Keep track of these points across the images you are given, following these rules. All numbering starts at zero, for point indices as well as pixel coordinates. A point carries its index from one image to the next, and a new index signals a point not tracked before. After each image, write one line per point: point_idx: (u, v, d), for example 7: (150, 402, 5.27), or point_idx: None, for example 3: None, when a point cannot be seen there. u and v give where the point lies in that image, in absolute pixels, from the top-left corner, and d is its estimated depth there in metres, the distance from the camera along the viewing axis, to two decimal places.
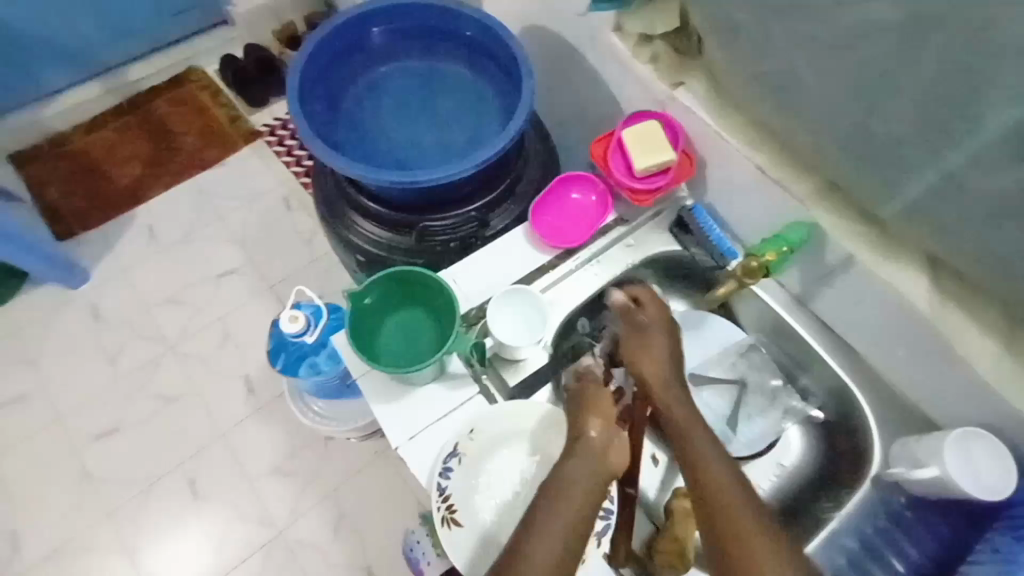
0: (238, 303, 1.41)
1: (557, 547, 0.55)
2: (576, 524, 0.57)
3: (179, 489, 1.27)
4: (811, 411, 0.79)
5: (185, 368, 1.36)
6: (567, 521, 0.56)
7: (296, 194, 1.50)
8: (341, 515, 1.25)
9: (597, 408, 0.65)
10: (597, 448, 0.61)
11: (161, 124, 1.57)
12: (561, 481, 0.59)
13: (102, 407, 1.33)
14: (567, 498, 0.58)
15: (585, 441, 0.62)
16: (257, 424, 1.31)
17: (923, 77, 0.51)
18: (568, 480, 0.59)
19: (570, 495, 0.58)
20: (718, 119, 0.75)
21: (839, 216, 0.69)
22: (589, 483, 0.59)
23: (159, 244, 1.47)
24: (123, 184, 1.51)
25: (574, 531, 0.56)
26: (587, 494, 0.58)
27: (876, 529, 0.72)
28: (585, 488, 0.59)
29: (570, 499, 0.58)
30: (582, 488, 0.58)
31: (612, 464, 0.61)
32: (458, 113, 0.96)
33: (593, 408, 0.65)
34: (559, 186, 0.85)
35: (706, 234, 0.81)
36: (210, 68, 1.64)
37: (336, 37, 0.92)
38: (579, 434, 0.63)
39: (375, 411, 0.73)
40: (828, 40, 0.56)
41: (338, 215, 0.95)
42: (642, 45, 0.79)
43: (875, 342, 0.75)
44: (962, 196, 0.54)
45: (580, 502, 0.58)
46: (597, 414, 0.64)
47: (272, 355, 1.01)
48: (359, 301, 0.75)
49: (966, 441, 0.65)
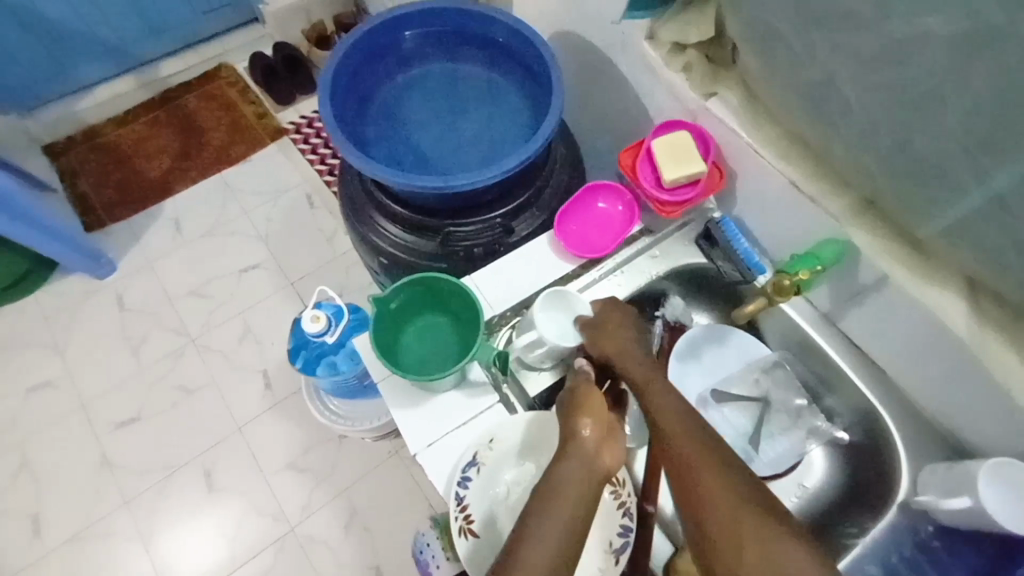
0: (259, 298, 1.42)
1: (554, 545, 0.53)
2: (568, 529, 0.54)
3: (196, 481, 1.28)
4: (836, 433, 0.77)
5: (205, 361, 1.38)
6: (559, 526, 0.54)
7: (318, 192, 1.51)
8: (353, 513, 1.25)
9: (592, 411, 0.62)
10: (591, 447, 0.59)
11: (190, 119, 1.60)
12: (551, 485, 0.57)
13: (124, 396, 1.36)
14: (560, 502, 0.55)
15: (576, 442, 0.60)
16: (274, 419, 1.32)
17: (974, 93, 0.49)
18: (561, 485, 0.56)
19: (562, 497, 0.56)
20: (751, 131, 0.73)
21: (878, 235, 0.66)
22: (581, 485, 0.57)
23: (185, 237, 1.49)
24: (152, 176, 1.54)
25: (566, 537, 0.53)
26: (579, 497, 0.56)
27: (903, 557, 0.69)
28: (579, 493, 0.56)
29: (562, 502, 0.55)
30: (574, 490, 0.56)
31: (603, 464, 0.59)
32: (486, 118, 0.96)
33: (584, 409, 0.63)
34: (586, 194, 0.84)
35: (734, 247, 0.79)
36: (240, 65, 1.66)
37: (369, 40, 0.93)
38: (571, 435, 0.61)
39: (394, 417, 0.72)
40: (873, 53, 0.55)
41: (362, 217, 0.95)
42: (675, 53, 0.77)
43: (906, 365, 0.72)
44: (1009, 218, 0.51)
45: (572, 506, 0.55)
46: (588, 414, 0.62)
47: (293, 354, 1.01)
48: (382, 305, 0.74)
49: (999, 470, 0.62)
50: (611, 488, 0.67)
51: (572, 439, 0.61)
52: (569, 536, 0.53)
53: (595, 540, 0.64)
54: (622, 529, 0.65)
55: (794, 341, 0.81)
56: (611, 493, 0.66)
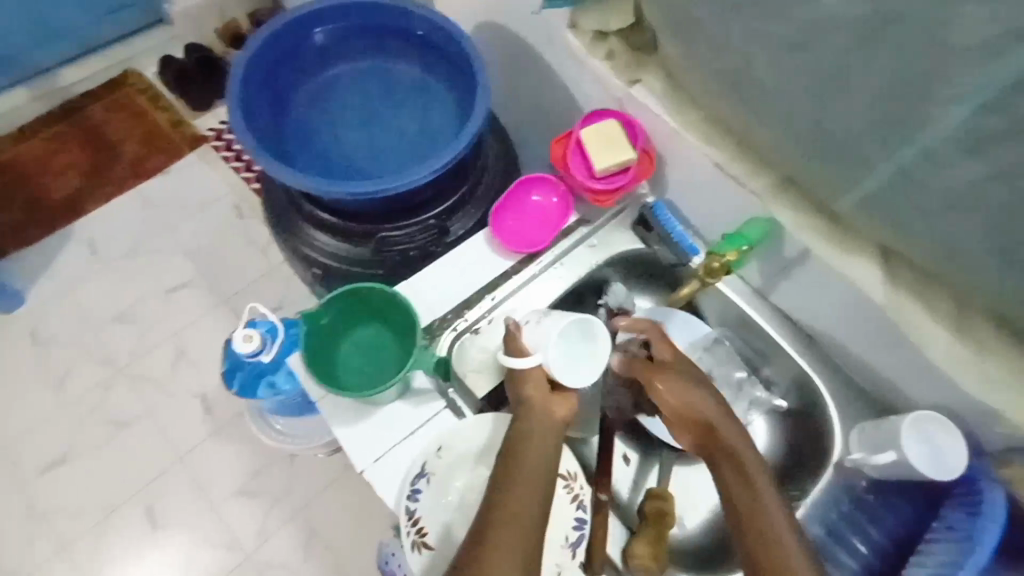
0: (192, 318, 1.34)
1: (529, 491, 0.59)
2: (537, 485, 0.60)
3: (138, 518, 1.21)
4: (775, 401, 0.80)
5: (137, 390, 1.29)
6: (529, 482, 0.60)
7: (247, 201, 1.44)
8: (312, 533, 1.21)
9: (535, 378, 0.66)
10: (543, 405, 0.65)
11: (97, 131, 1.48)
12: (513, 447, 0.62)
13: (48, 436, 1.26)
14: (527, 464, 0.61)
15: (527, 405, 0.65)
16: (219, 444, 1.26)
17: (877, 74, 0.51)
18: (522, 448, 0.62)
19: (527, 458, 0.61)
20: (676, 117, 0.74)
21: (796, 212, 0.68)
22: (541, 443, 0.62)
23: (102, 260, 1.38)
24: (59, 196, 1.42)
25: (536, 492, 0.59)
26: (543, 453, 0.62)
27: (841, 514, 0.74)
28: (540, 451, 0.62)
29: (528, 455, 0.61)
30: (535, 450, 0.62)
31: (558, 415, 0.65)
32: (413, 117, 0.94)
33: (528, 376, 0.66)
34: (520, 188, 0.83)
35: (668, 232, 0.81)
36: (148, 70, 1.54)
37: (276, 43, 0.88)
38: (519, 399, 0.66)
39: (337, 435, 0.71)
40: (784, 38, 0.56)
41: (292, 229, 0.91)
42: (597, 42, 0.76)
43: (834, 332, 0.75)
44: (915, 191, 0.55)
45: (535, 465, 0.61)
46: (533, 380, 0.66)
47: (228, 377, 0.98)
48: (314, 322, 0.73)
49: (920, 423, 0.66)
50: (563, 481, 0.67)
51: (522, 402, 0.65)
52: (540, 490, 0.59)
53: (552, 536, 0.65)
54: (576, 522, 0.66)
55: (733, 319, 0.83)
56: (564, 488, 0.67)
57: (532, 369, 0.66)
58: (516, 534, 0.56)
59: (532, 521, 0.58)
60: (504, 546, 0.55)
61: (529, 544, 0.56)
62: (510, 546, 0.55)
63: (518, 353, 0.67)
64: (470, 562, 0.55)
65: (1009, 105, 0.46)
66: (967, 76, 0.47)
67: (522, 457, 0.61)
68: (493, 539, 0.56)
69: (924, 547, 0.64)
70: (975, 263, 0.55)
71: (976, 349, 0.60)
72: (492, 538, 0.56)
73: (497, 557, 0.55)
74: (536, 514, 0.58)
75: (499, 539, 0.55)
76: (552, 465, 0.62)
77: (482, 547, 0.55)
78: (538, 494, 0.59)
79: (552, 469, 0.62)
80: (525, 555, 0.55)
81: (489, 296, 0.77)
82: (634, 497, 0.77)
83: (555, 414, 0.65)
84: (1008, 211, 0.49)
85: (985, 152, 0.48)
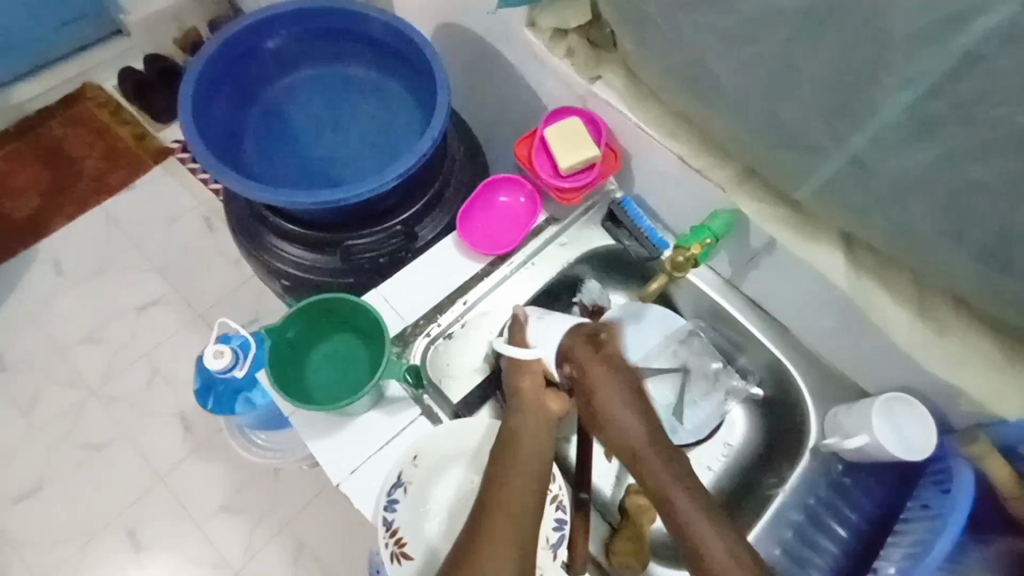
0: (165, 335, 1.32)
1: (525, 483, 0.60)
2: (532, 478, 0.60)
3: (120, 542, 1.18)
4: (751, 390, 0.81)
5: (112, 411, 1.26)
6: (522, 474, 0.60)
7: (217, 212, 1.41)
8: (301, 545, 1.19)
9: (532, 372, 0.69)
10: (538, 398, 0.67)
11: (57, 148, 1.44)
12: (508, 441, 0.63)
13: (21, 464, 1.22)
14: (522, 456, 0.62)
15: (523, 396, 0.67)
16: (199, 462, 1.23)
17: (824, 64, 0.52)
18: (517, 440, 0.63)
19: (521, 451, 0.62)
20: (637, 112, 0.74)
21: (759, 202, 0.69)
22: (535, 437, 0.63)
23: (69, 281, 1.35)
24: (20, 217, 1.38)
25: (531, 484, 0.60)
26: (537, 444, 0.63)
27: (819, 499, 0.74)
28: (534, 444, 0.63)
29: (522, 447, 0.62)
30: (529, 444, 0.63)
31: (552, 409, 0.67)
32: (376, 122, 0.93)
33: (527, 370, 0.70)
34: (486, 190, 0.83)
35: (638, 226, 0.81)
36: (107, 83, 1.50)
37: (229, 52, 0.87)
38: (516, 392, 0.68)
39: (312, 449, 0.70)
40: (733, 31, 0.56)
41: (258, 241, 0.90)
42: (557, 39, 0.76)
43: (804, 319, 0.76)
44: (868, 178, 0.55)
45: (529, 458, 0.62)
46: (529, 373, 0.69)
47: (201, 395, 0.97)
48: (279, 335, 0.73)
49: (891, 405, 0.67)
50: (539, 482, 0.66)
51: (519, 395, 0.68)
52: (533, 481, 0.60)
53: None
54: (556, 523, 0.65)
55: (706, 310, 0.84)
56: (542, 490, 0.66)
57: (530, 362, 0.70)
58: (511, 525, 0.56)
59: (526, 513, 0.58)
60: (499, 536, 0.55)
61: (525, 533, 0.57)
62: (504, 537, 0.55)
63: (519, 344, 0.71)
64: (465, 555, 0.54)
65: (950, 91, 0.46)
66: (909, 64, 0.47)
67: (515, 450, 0.62)
68: (489, 531, 0.56)
69: (899, 528, 0.65)
70: (929, 245, 0.55)
71: (936, 329, 0.61)
72: (487, 530, 0.56)
73: (492, 549, 0.55)
74: (531, 505, 0.59)
75: (494, 531, 0.56)
76: (547, 458, 0.63)
77: (476, 540, 0.55)
78: (532, 486, 0.60)
79: (546, 461, 0.63)
80: (519, 544, 0.55)
81: (461, 299, 0.77)
82: (616, 493, 0.76)
83: (550, 409, 0.66)
84: (956, 194, 0.50)
85: (930, 137, 0.49)
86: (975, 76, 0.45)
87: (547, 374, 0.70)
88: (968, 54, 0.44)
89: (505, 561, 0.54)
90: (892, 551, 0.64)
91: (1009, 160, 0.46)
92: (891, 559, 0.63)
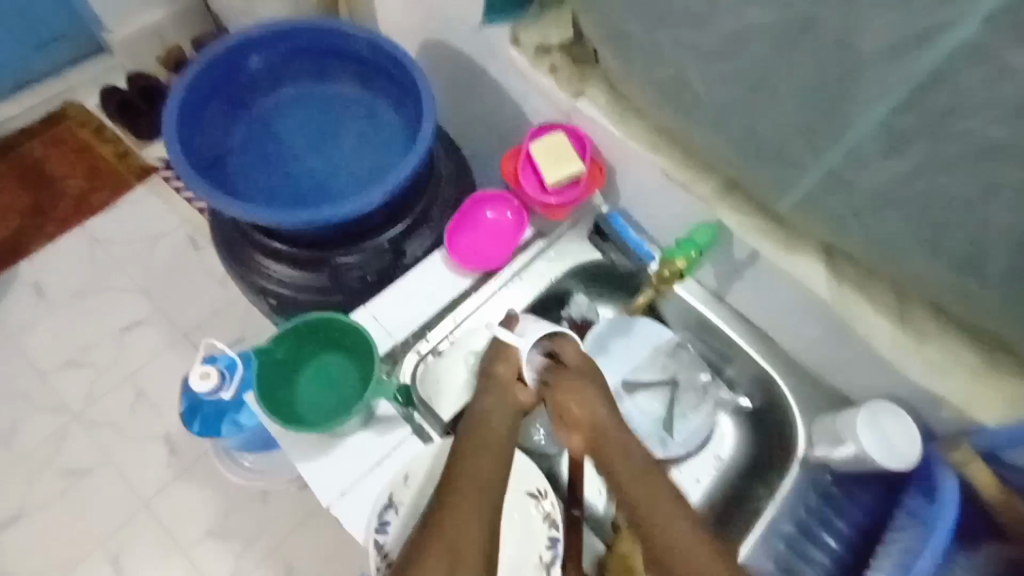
0: (149, 357, 1.30)
1: (484, 459, 0.63)
2: (497, 458, 0.64)
3: (104, 569, 1.15)
4: (739, 400, 0.82)
5: (95, 435, 1.24)
6: (481, 454, 0.64)
7: (201, 231, 1.39)
8: (290, 568, 1.17)
9: (508, 358, 0.69)
10: (508, 383, 0.68)
11: (37, 168, 1.42)
12: (474, 423, 0.66)
13: (2, 492, 1.20)
14: (490, 439, 0.65)
15: (496, 379, 0.68)
16: (184, 485, 1.21)
17: (800, 79, 0.53)
18: (481, 424, 0.66)
19: (485, 433, 0.65)
20: (623, 127, 0.75)
21: (741, 215, 0.70)
22: (502, 419, 0.66)
23: (49, 302, 1.33)
24: (0, 239, 1.36)
25: (497, 465, 0.64)
26: (504, 426, 0.66)
27: (810, 509, 0.74)
28: (498, 428, 0.66)
29: (489, 426, 0.66)
30: (495, 424, 0.66)
31: (518, 396, 0.68)
32: (360, 141, 0.94)
33: (505, 357, 0.69)
34: (473, 206, 0.83)
35: (623, 239, 0.81)
36: (88, 101, 1.49)
37: (213, 72, 0.87)
38: (490, 374, 0.69)
39: (301, 471, 0.70)
40: (710, 48, 0.58)
41: (244, 261, 0.90)
42: (541, 57, 0.77)
43: (790, 328, 0.77)
44: (847, 190, 0.57)
45: (494, 438, 0.65)
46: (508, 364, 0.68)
47: (187, 417, 0.97)
48: (268, 357, 0.74)
49: (877, 415, 0.68)
50: (533, 500, 0.67)
51: (491, 377, 0.68)
52: (497, 460, 0.64)
53: (524, 557, 0.65)
54: (550, 541, 0.65)
55: (694, 322, 0.84)
56: (535, 505, 0.66)
57: (510, 348, 0.69)
58: (477, 503, 0.61)
59: (491, 494, 0.62)
60: (466, 511, 0.60)
61: (488, 509, 0.61)
62: (470, 511, 0.60)
63: (507, 327, 0.71)
64: (434, 528, 0.59)
65: (923, 104, 0.48)
66: (881, 81, 0.49)
67: (482, 431, 0.65)
68: (455, 508, 0.60)
69: (888, 539, 0.64)
70: (902, 253, 0.57)
71: (917, 336, 0.63)
72: (456, 509, 0.60)
73: (461, 523, 0.59)
74: (496, 485, 0.62)
75: (457, 509, 0.60)
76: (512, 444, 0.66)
77: (444, 517, 0.60)
78: (497, 465, 0.64)
79: (509, 444, 0.66)
80: (485, 523, 0.60)
81: (451, 316, 0.77)
82: (610, 509, 0.74)
83: (515, 399, 0.67)
84: (929, 205, 0.52)
85: (903, 149, 0.51)
86: (945, 92, 0.46)
87: (520, 371, 0.69)
88: (939, 70, 0.45)
89: (473, 536, 0.59)
90: (882, 561, 0.62)
91: (982, 170, 0.48)
92: (882, 569, 0.61)
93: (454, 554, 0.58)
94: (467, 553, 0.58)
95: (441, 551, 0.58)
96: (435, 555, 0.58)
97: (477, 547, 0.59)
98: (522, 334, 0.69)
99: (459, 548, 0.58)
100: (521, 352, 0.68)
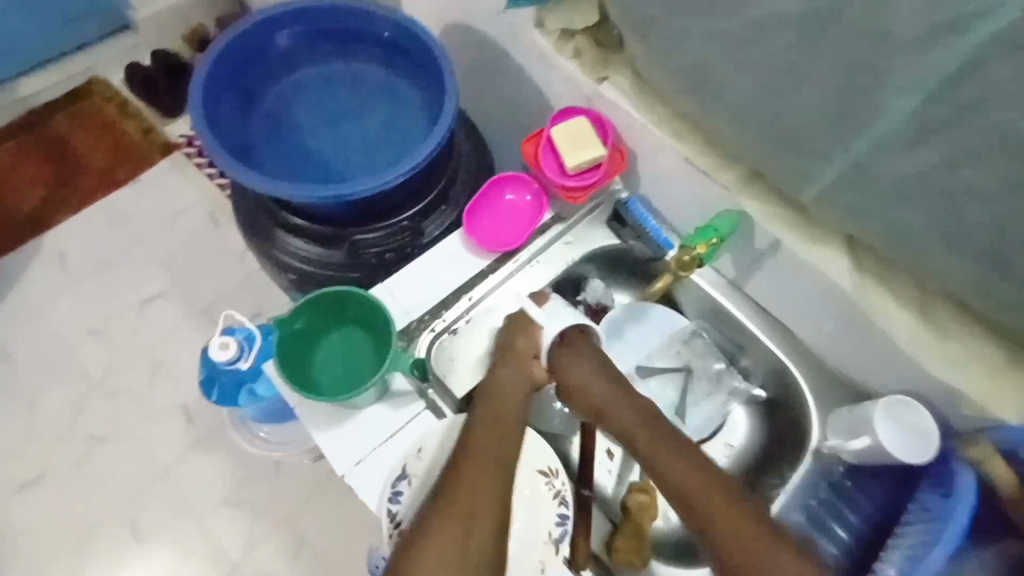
0: (168, 329, 1.32)
1: (500, 430, 0.64)
2: (511, 430, 0.64)
3: (121, 533, 1.19)
4: (754, 390, 0.80)
5: (114, 404, 1.27)
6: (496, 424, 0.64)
7: (221, 207, 1.41)
8: (301, 540, 1.19)
9: (529, 334, 0.69)
10: (524, 358, 0.68)
11: (63, 142, 1.45)
12: (488, 395, 0.66)
13: (25, 454, 1.23)
14: (504, 410, 0.65)
15: (512, 354, 0.68)
16: (200, 455, 1.24)
17: (826, 66, 0.53)
18: (496, 396, 0.66)
19: (499, 405, 0.66)
20: (645, 113, 0.74)
21: (764, 202, 0.70)
22: (516, 392, 0.67)
23: (73, 273, 1.36)
24: (27, 210, 1.39)
25: (510, 436, 0.64)
26: (519, 399, 0.66)
27: (820, 501, 0.74)
28: (512, 401, 0.66)
29: (505, 398, 0.66)
30: (510, 396, 0.66)
31: (535, 371, 0.68)
32: (381, 120, 0.94)
33: (526, 331, 0.70)
34: (492, 188, 0.83)
35: (642, 226, 0.81)
36: (114, 76, 1.51)
37: (239, 49, 0.88)
38: (507, 349, 0.69)
39: (319, 441, 0.71)
40: (737, 33, 0.57)
41: (264, 234, 0.91)
42: (564, 41, 0.77)
43: (806, 320, 0.77)
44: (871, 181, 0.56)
45: (509, 409, 0.65)
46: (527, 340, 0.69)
47: (205, 386, 0.96)
48: (287, 327, 0.74)
49: (894, 408, 0.67)
50: (544, 478, 0.67)
51: (509, 352, 0.69)
52: (509, 432, 0.64)
53: (534, 533, 0.65)
54: (558, 518, 0.66)
55: (709, 311, 0.84)
56: (545, 483, 0.67)
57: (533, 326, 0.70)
58: (490, 471, 0.61)
59: (505, 463, 0.62)
60: (480, 478, 0.60)
61: (502, 477, 0.61)
62: (483, 478, 0.60)
63: (537, 301, 0.72)
64: (449, 492, 0.59)
65: (952, 93, 0.47)
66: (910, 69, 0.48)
67: (497, 403, 0.66)
68: (469, 474, 0.60)
69: (899, 531, 0.65)
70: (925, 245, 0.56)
71: (936, 331, 0.62)
72: (469, 475, 0.60)
73: (476, 488, 0.60)
74: (508, 455, 0.63)
75: (471, 475, 0.60)
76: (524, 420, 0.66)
77: (458, 482, 0.60)
78: (510, 437, 0.64)
79: (521, 419, 0.66)
80: (501, 489, 0.60)
81: (467, 295, 0.77)
82: (618, 491, 0.76)
83: (532, 374, 0.68)
84: (954, 197, 0.51)
85: (930, 139, 0.50)
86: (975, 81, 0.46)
87: (538, 348, 0.69)
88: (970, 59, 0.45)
89: (488, 502, 0.59)
90: (892, 552, 0.63)
91: (1010, 162, 0.47)
92: (892, 562, 0.62)
93: (468, 517, 0.58)
94: (480, 518, 0.58)
95: (456, 513, 0.58)
96: (450, 518, 0.58)
97: (493, 511, 0.59)
98: (547, 315, 0.70)
99: (474, 512, 0.58)
100: (545, 333, 0.69)
